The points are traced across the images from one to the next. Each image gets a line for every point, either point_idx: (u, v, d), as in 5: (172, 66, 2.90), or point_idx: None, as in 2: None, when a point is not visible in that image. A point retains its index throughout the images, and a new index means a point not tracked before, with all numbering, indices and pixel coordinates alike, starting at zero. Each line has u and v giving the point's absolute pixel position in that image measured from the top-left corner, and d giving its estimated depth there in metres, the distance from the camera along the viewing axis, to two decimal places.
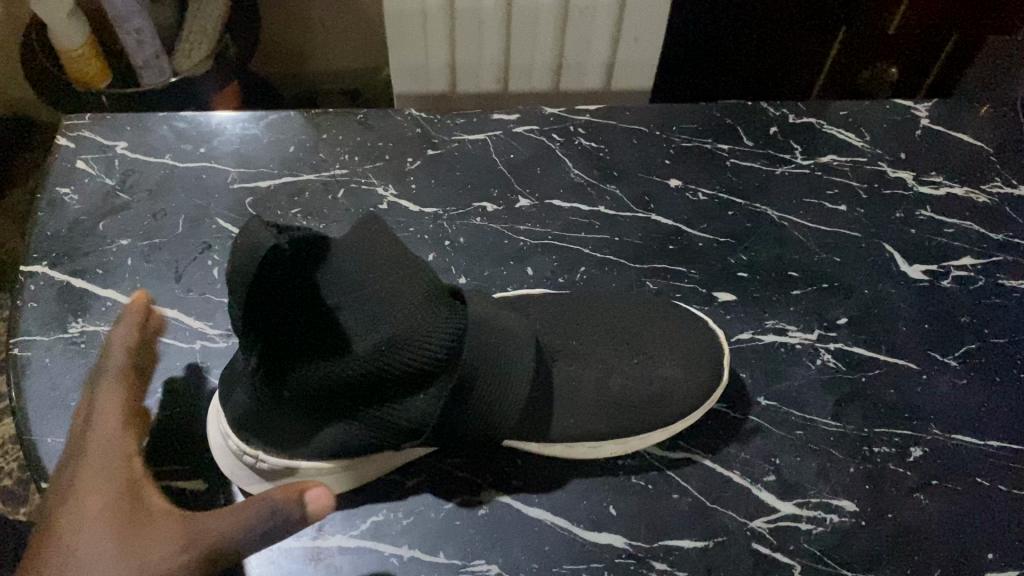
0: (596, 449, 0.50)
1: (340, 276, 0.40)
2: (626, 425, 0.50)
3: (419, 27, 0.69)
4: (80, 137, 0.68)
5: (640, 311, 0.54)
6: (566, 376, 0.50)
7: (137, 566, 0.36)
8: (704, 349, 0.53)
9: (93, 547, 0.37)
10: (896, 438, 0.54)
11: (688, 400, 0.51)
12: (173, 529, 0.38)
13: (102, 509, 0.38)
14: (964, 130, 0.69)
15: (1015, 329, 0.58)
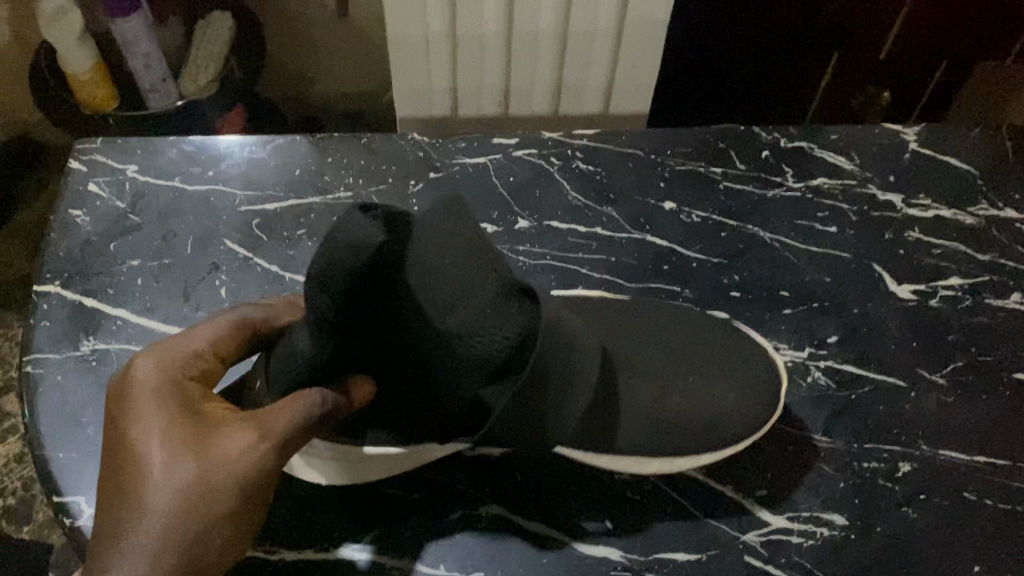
0: (649, 463, 0.52)
1: (420, 262, 0.41)
2: (674, 447, 0.51)
3: (421, 52, 0.75)
4: (91, 161, 0.70)
5: (701, 329, 0.56)
6: (625, 394, 0.51)
7: (212, 463, 0.39)
8: (764, 379, 0.54)
9: (174, 475, 0.38)
10: (885, 454, 0.55)
11: (739, 430, 0.52)
12: (230, 446, 0.39)
13: (178, 447, 0.39)
14: (952, 152, 0.71)
15: (1000, 348, 0.60)
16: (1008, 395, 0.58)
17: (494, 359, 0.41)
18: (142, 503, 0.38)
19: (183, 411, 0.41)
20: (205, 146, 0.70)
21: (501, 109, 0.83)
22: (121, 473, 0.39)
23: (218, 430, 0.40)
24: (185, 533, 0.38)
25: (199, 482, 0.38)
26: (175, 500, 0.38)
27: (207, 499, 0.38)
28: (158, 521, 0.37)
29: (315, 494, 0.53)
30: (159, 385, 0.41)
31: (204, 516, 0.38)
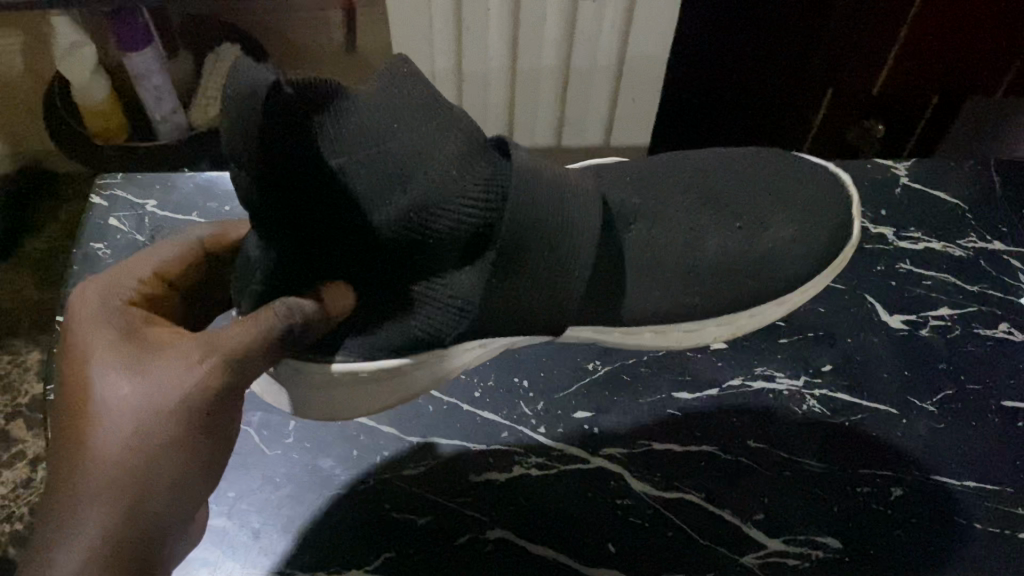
0: (697, 331, 0.52)
1: (362, 132, 0.38)
2: (715, 304, 0.50)
3: (425, 44, 0.81)
4: (112, 196, 0.74)
5: (764, 172, 0.53)
6: (666, 242, 0.49)
7: (152, 392, 0.38)
8: (830, 204, 0.53)
9: (113, 408, 0.38)
10: (878, 478, 0.57)
11: (793, 267, 0.51)
12: (171, 374, 0.39)
13: (117, 376, 0.39)
14: (941, 188, 0.75)
15: (989, 375, 0.62)
16: (996, 421, 0.60)
17: (462, 231, 0.40)
18: (82, 442, 0.37)
19: (121, 343, 0.41)
20: (220, 180, 0.76)
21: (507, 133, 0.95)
22: (69, 421, 0.38)
23: (158, 361, 0.40)
24: (136, 466, 0.37)
25: (144, 414, 0.38)
26: (124, 437, 0.37)
27: (155, 429, 0.38)
28: (107, 459, 0.37)
29: (328, 519, 0.55)
30: (97, 323, 0.42)
31: (158, 447, 0.38)
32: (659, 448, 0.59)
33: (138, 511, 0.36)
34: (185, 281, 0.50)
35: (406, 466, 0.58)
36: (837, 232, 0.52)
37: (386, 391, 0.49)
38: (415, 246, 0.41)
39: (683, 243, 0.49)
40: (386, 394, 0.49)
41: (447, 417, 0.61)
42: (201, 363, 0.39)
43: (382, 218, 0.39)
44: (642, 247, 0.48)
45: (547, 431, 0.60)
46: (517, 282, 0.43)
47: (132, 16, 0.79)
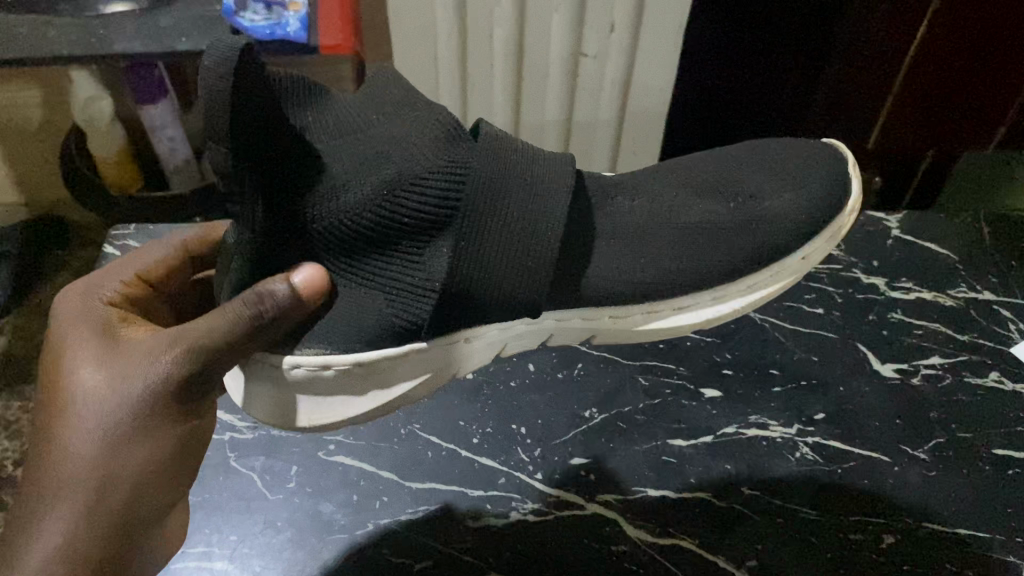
0: (680, 311, 0.52)
1: (337, 125, 0.43)
2: (700, 275, 0.51)
3: (431, 59, 0.80)
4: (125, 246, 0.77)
5: (752, 162, 0.55)
6: (647, 212, 0.50)
7: (123, 389, 0.42)
8: (819, 170, 0.53)
9: (89, 410, 0.42)
10: (869, 524, 0.58)
11: (785, 229, 0.51)
12: (136, 369, 0.43)
13: (93, 380, 0.43)
14: (934, 241, 0.78)
15: (981, 424, 0.64)
16: (988, 469, 0.61)
17: (427, 206, 0.42)
18: (64, 443, 0.42)
19: (95, 339, 0.45)
20: None
21: None
22: (52, 413, 0.43)
23: (126, 354, 0.44)
24: (103, 456, 0.42)
25: (107, 407, 0.42)
26: (91, 431, 0.42)
27: (119, 420, 0.42)
28: (76, 451, 0.42)
29: (328, 563, 0.56)
30: (78, 321, 0.47)
31: (122, 442, 0.42)
32: (653, 495, 0.60)
33: (103, 496, 0.42)
34: (163, 286, 0.56)
35: (406, 511, 0.59)
36: (830, 189, 0.52)
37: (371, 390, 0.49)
38: (388, 216, 0.42)
39: (664, 214, 0.50)
40: (373, 394, 0.49)
41: (447, 464, 0.62)
42: (163, 353, 0.43)
43: (355, 199, 0.41)
44: (627, 219, 0.50)
45: (544, 476, 0.61)
46: (499, 263, 0.44)
47: (148, 69, 0.82)
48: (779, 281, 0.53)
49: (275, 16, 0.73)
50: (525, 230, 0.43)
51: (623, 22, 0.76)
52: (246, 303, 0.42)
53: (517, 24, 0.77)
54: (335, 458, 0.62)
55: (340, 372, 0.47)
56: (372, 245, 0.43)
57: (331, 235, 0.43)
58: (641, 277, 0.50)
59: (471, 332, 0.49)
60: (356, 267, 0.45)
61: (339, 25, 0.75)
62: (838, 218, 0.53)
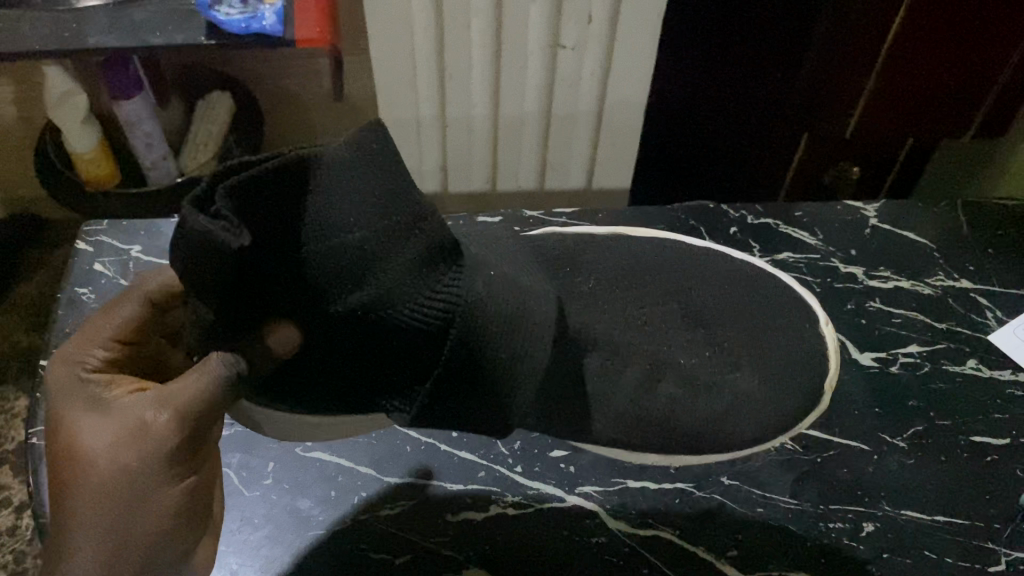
0: (639, 455, 0.58)
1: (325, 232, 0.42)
2: (669, 435, 0.57)
3: (408, 53, 0.79)
4: (98, 242, 0.78)
5: (746, 328, 0.60)
6: (630, 390, 0.56)
7: (122, 456, 0.44)
8: (805, 367, 0.59)
9: (91, 483, 0.43)
10: (848, 513, 0.58)
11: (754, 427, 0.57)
12: (131, 438, 0.44)
13: (89, 455, 0.44)
14: (912, 228, 0.77)
15: (959, 411, 0.64)
16: (966, 456, 0.61)
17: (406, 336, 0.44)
18: (74, 518, 0.43)
19: (88, 408, 0.46)
20: None
21: (492, 139, 0.91)
22: (58, 489, 0.45)
23: (117, 421, 0.45)
24: (111, 519, 0.43)
25: (110, 478, 0.43)
26: (101, 503, 0.43)
27: (123, 484, 0.43)
28: (92, 523, 0.43)
29: (306, 560, 0.56)
30: (69, 393, 0.48)
31: (130, 506, 0.43)
32: (633, 487, 0.59)
33: (123, 556, 0.43)
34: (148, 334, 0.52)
35: (384, 507, 0.58)
36: (805, 392, 0.59)
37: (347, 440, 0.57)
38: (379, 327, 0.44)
39: (650, 363, 0.56)
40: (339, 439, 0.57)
41: (426, 458, 0.61)
42: (157, 416, 0.44)
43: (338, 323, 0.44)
44: (613, 392, 0.55)
45: (523, 470, 0.60)
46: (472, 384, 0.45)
47: (124, 63, 0.81)
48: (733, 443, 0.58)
49: (250, 9, 0.71)
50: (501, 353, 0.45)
51: (602, 14, 0.76)
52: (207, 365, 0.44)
53: (495, 16, 0.77)
54: (313, 453, 0.61)
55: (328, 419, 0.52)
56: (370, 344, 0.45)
57: (330, 331, 0.45)
58: (621, 427, 0.56)
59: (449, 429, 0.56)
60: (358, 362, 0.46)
61: (315, 18, 0.73)
62: (811, 408, 0.59)
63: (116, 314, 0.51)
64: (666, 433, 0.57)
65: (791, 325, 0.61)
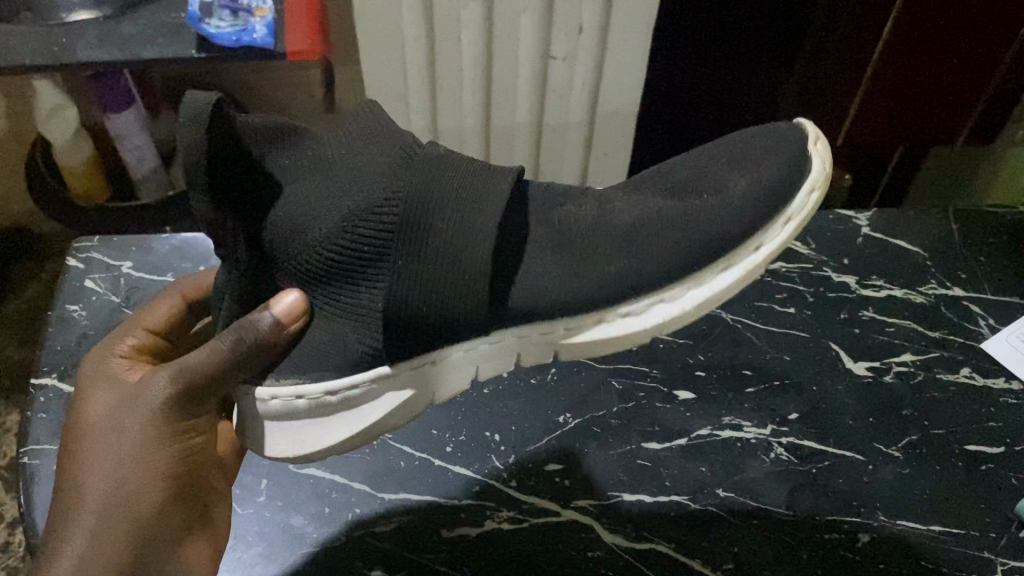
0: (634, 317, 0.46)
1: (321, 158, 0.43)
2: (630, 274, 0.44)
3: (399, 64, 0.79)
4: (89, 259, 0.78)
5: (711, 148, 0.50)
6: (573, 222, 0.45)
7: (122, 417, 0.46)
8: (774, 156, 0.46)
9: (95, 444, 0.46)
10: (846, 524, 0.58)
11: (726, 231, 0.44)
12: (131, 402, 0.47)
13: (97, 418, 0.47)
14: (903, 238, 0.78)
15: (953, 420, 0.64)
16: (960, 465, 0.61)
17: (372, 241, 0.41)
18: (77, 477, 0.45)
19: (102, 382, 0.50)
20: (196, 241, 0.80)
21: (484, 150, 0.90)
22: (68, 455, 0.47)
23: (125, 390, 0.48)
24: (107, 475, 0.45)
25: (113, 442, 0.45)
26: (104, 466, 0.45)
27: (123, 448, 0.45)
28: (91, 485, 0.45)
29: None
30: (91, 372, 0.51)
31: (124, 464, 0.45)
32: (629, 499, 0.59)
33: (117, 519, 0.44)
34: (170, 335, 0.58)
35: (379, 522, 0.58)
36: (781, 180, 0.45)
37: (342, 421, 0.49)
38: (349, 259, 0.42)
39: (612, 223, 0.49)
40: (343, 428, 0.49)
41: (420, 473, 0.61)
42: (155, 380, 0.46)
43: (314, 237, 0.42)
44: (557, 227, 0.45)
45: (518, 484, 0.60)
46: (436, 279, 0.41)
47: (114, 78, 0.80)
48: (731, 279, 0.46)
49: (241, 22, 0.70)
50: (461, 252, 0.40)
51: (592, 24, 0.76)
52: (229, 332, 0.44)
53: (485, 28, 0.77)
54: (307, 470, 0.61)
55: (309, 404, 0.47)
56: (351, 286, 0.43)
57: (310, 275, 0.43)
58: (574, 294, 0.44)
59: (438, 358, 0.47)
60: (338, 298, 0.44)
61: (306, 31, 0.73)
62: (795, 201, 0.45)
63: (148, 317, 0.57)
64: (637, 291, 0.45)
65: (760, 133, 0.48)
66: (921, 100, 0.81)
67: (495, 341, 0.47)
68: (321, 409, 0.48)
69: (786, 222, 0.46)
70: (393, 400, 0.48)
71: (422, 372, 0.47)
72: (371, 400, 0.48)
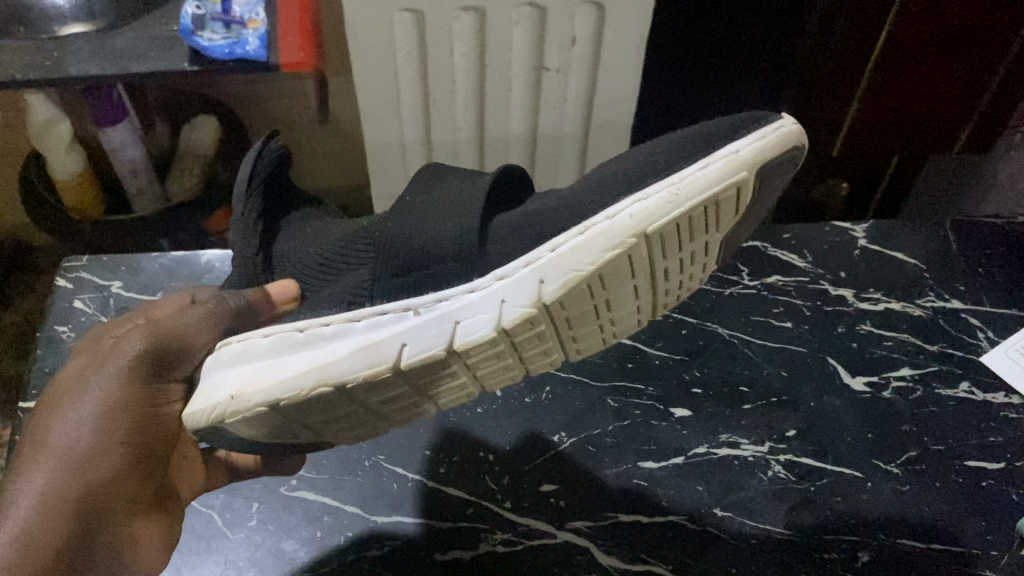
0: (601, 231, 0.42)
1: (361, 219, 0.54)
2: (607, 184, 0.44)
3: (391, 77, 0.78)
4: (77, 278, 0.77)
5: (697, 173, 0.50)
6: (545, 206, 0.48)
7: (90, 376, 0.45)
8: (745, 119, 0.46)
9: (61, 404, 0.45)
10: (845, 543, 0.58)
11: (700, 136, 0.43)
12: (101, 362, 0.45)
13: (68, 379, 0.46)
14: (899, 250, 0.77)
15: (950, 436, 0.63)
16: (960, 481, 0.61)
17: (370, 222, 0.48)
18: (39, 438, 0.44)
19: (84, 348, 0.48)
20: (186, 259, 0.79)
21: (478, 167, 0.89)
22: (36, 418, 0.46)
23: (100, 353, 0.47)
24: (67, 435, 0.43)
25: (77, 401, 0.44)
26: (66, 425, 0.44)
27: (88, 408, 0.44)
28: (51, 445, 0.43)
29: None
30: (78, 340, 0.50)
31: (84, 425, 0.44)
32: (624, 520, 0.59)
33: (69, 483, 0.42)
34: None
35: (371, 546, 0.57)
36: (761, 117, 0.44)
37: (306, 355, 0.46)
38: (334, 251, 0.50)
39: None
40: (306, 362, 0.46)
41: (413, 494, 0.60)
42: (126, 340, 0.45)
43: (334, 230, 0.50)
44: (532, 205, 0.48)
45: (513, 505, 0.59)
46: (423, 218, 0.45)
47: (107, 91, 0.78)
48: (716, 171, 0.41)
49: (233, 35, 0.69)
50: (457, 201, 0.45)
51: (585, 35, 0.75)
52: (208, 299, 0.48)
53: (478, 41, 0.75)
54: (297, 493, 0.60)
55: (276, 343, 0.48)
56: (328, 280, 0.50)
57: (315, 265, 0.51)
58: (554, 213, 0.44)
59: (417, 308, 0.46)
60: (329, 286, 0.50)
61: (298, 42, 0.71)
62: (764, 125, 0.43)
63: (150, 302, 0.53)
64: (615, 189, 0.43)
65: None
66: (919, 108, 0.80)
67: (481, 290, 0.44)
68: (280, 343, 0.47)
69: (769, 131, 0.43)
70: (365, 336, 0.46)
71: (403, 317, 0.46)
72: (343, 335, 0.47)
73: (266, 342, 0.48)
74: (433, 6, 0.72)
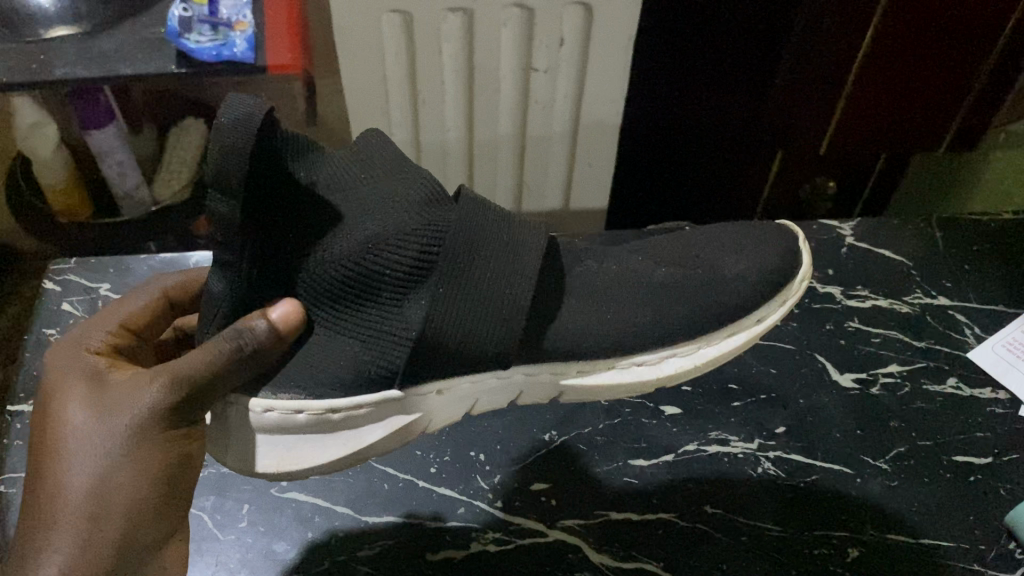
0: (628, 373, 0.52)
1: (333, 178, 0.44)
2: (661, 332, 0.51)
3: (380, 78, 0.77)
4: (66, 281, 0.77)
5: (715, 237, 0.56)
6: (609, 278, 0.51)
7: (107, 414, 0.44)
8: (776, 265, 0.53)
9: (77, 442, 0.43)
10: (836, 539, 0.58)
11: (730, 296, 0.51)
12: (121, 402, 0.44)
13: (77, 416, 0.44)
14: (886, 249, 0.78)
15: (938, 431, 0.64)
16: (950, 477, 0.61)
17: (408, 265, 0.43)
18: (55, 477, 0.43)
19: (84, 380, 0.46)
20: (176, 261, 0.79)
21: (467, 170, 0.89)
22: (40, 450, 0.44)
23: (112, 391, 0.45)
24: (94, 479, 0.42)
25: (97, 441, 0.43)
26: (88, 466, 0.42)
27: (110, 456, 0.43)
28: (74, 486, 0.42)
29: None
30: (68, 369, 0.47)
31: (111, 467, 0.43)
32: (616, 518, 0.59)
33: (105, 530, 0.42)
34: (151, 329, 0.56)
35: (361, 547, 0.57)
36: (787, 258, 0.54)
37: (341, 434, 0.49)
38: (361, 284, 0.44)
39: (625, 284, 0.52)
40: (343, 441, 0.49)
41: (404, 495, 0.60)
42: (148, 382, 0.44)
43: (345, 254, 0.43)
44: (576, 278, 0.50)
45: (504, 505, 0.59)
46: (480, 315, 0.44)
47: (95, 94, 0.78)
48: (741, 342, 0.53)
49: (221, 37, 0.68)
50: (501, 289, 0.44)
51: (573, 35, 0.75)
52: (227, 342, 0.43)
53: (466, 42, 0.75)
54: (288, 495, 0.60)
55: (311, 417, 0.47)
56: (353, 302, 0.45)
57: (328, 293, 0.44)
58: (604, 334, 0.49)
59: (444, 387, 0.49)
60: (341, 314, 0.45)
61: (287, 43, 0.71)
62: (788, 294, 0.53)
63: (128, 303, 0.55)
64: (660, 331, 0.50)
65: (768, 237, 0.55)
66: (902, 109, 0.80)
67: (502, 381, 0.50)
68: (314, 422, 0.47)
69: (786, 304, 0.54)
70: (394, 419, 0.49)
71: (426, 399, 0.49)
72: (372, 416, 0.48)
73: (308, 411, 0.47)
74: (422, 7, 0.72)
